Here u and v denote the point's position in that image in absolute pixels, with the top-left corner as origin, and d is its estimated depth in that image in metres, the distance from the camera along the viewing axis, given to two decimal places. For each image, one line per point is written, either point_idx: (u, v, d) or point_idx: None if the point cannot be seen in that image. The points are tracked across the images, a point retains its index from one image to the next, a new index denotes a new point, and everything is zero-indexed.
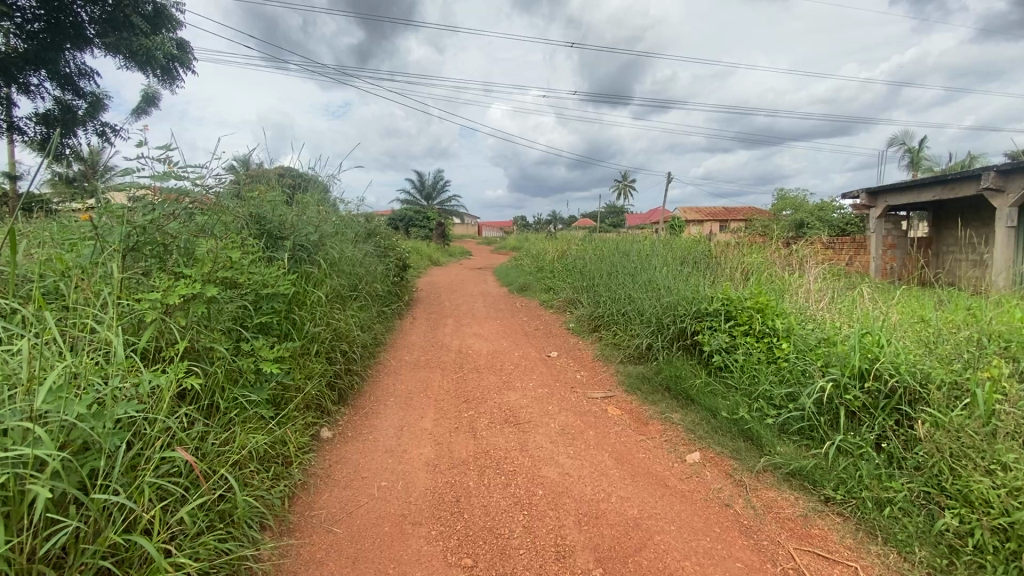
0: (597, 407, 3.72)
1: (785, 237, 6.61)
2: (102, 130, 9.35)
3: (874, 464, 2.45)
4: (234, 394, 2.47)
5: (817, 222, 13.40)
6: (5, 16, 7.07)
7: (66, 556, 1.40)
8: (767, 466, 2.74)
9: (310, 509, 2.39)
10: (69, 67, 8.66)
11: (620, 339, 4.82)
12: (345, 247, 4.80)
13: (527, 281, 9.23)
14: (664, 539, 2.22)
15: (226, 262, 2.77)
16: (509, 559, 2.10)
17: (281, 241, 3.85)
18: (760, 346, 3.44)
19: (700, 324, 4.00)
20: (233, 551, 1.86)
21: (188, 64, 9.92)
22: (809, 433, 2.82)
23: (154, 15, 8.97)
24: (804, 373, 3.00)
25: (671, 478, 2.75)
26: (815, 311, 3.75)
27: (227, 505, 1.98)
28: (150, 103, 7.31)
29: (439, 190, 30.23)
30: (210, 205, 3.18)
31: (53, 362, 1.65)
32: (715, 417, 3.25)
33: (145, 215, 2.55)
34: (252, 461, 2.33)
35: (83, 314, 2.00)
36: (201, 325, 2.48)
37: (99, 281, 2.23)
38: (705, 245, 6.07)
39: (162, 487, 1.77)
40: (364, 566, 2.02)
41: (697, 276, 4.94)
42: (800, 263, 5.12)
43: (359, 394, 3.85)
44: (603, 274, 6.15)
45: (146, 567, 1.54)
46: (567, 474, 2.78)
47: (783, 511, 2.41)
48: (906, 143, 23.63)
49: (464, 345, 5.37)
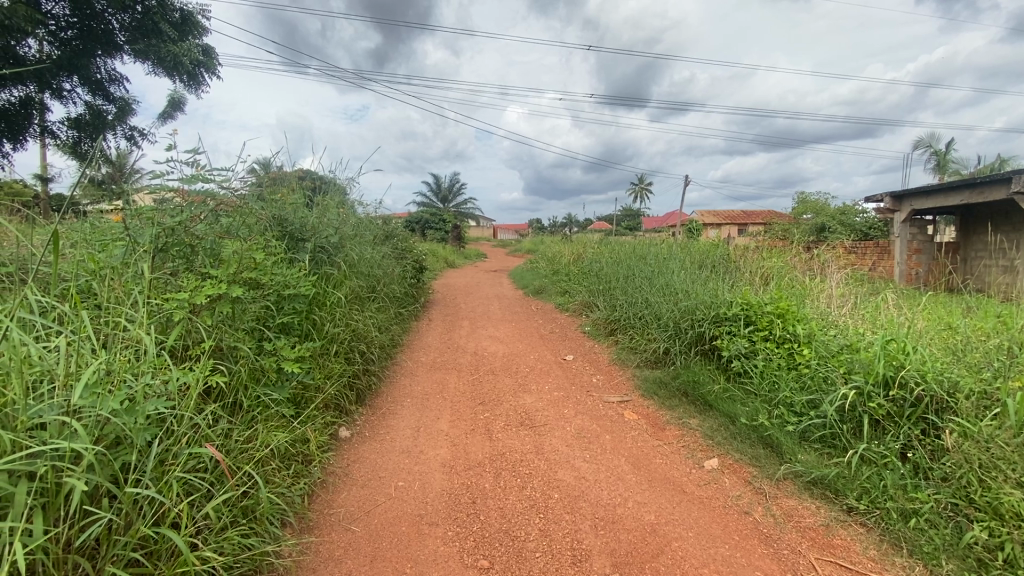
0: (613, 411, 3.71)
1: (807, 242, 6.48)
2: (131, 134, 9.60)
3: (899, 474, 2.39)
4: (257, 393, 2.53)
5: (839, 226, 13.13)
6: (41, 24, 7.34)
7: (98, 546, 1.44)
8: (788, 473, 2.70)
9: (329, 508, 2.42)
10: (101, 73, 8.99)
11: (638, 343, 4.79)
12: (364, 250, 4.87)
13: (543, 284, 9.24)
14: (681, 546, 2.21)
15: (250, 263, 2.84)
16: (525, 562, 2.10)
17: (302, 243, 3.91)
18: (780, 351, 3.40)
19: (719, 328, 3.95)
20: (255, 547, 1.90)
21: (215, 70, 10.24)
22: (831, 441, 2.77)
23: (181, 21, 9.25)
24: (826, 379, 2.95)
25: (688, 484, 2.73)
26: (838, 317, 3.67)
27: (250, 502, 2.02)
28: (174, 107, 7.30)
29: (455, 193, 30.43)
30: (235, 207, 3.28)
31: (86, 359, 1.69)
32: (734, 423, 3.21)
33: (173, 218, 2.65)
34: (274, 458, 2.37)
35: (117, 311, 2.07)
36: (226, 325, 2.55)
37: (129, 280, 2.30)
38: (723, 249, 6.01)
39: (190, 483, 1.82)
40: (383, 565, 2.05)
41: (715, 280, 4.89)
42: (822, 268, 5.03)
43: (376, 394, 3.89)
44: (619, 277, 6.13)
45: (174, 561, 1.58)
46: (583, 477, 2.78)
47: (804, 521, 2.37)
48: (933, 145, 23.00)
49: (480, 347, 5.40)
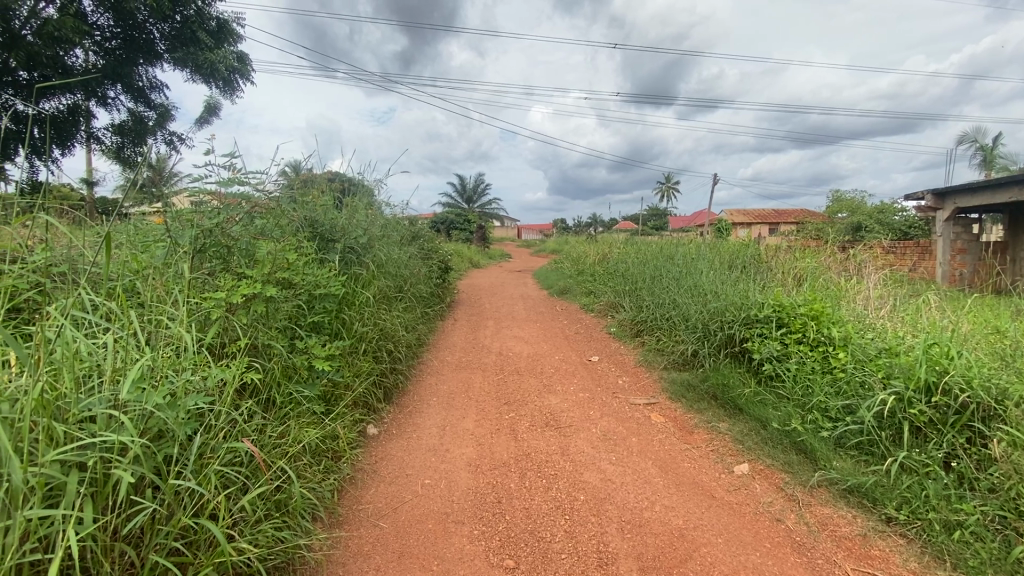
0: (640, 413, 3.67)
1: (842, 241, 6.27)
2: (170, 139, 9.96)
3: (942, 484, 2.30)
4: (290, 389, 2.60)
5: (876, 225, 12.67)
6: (87, 34, 7.69)
7: (143, 535, 1.50)
8: (822, 481, 2.62)
9: (357, 503, 2.47)
10: (143, 81, 9.37)
11: (665, 344, 4.72)
12: (391, 250, 4.95)
13: (568, 284, 9.21)
14: (710, 552, 2.17)
15: (284, 264, 2.91)
16: (551, 563, 2.10)
17: (332, 244, 3.98)
18: (814, 355, 3.30)
19: (749, 330, 3.86)
20: (289, 540, 1.95)
21: (249, 76, 10.56)
22: (868, 448, 2.67)
23: (217, 29, 9.59)
24: (863, 384, 2.86)
25: (718, 490, 2.68)
26: (876, 319, 3.55)
27: (283, 496, 2.07)
28: (211, 113, 7.57)
29: (480, 193, 30.58)
30: (268, 209, 3.39)
31: (132, 355, 1.76)
32: (765, 428, 3.13)
33: (211, 220, 2.75)
34: (306, 454, 2.43)
35: (159, 309, 2.15)
36: (261, 323, 2.63)
37: (170, 279, 2.39)
38: (753, 249, 5.87)
39: (227, 476, 1.88)
40: (410, 562, 2.07)
41: (745, 280, 4.79)
42: (858, 269, 4.87)
43: (403, 393, 3.94)
44: (646, 278, 6.05)
45: (213, 551, 1.64)
46: (609, 480, 2.76)
47: (839, 530, 2.29)
48: (979, 141, 21.92)
49: (505, 347, 5.42)
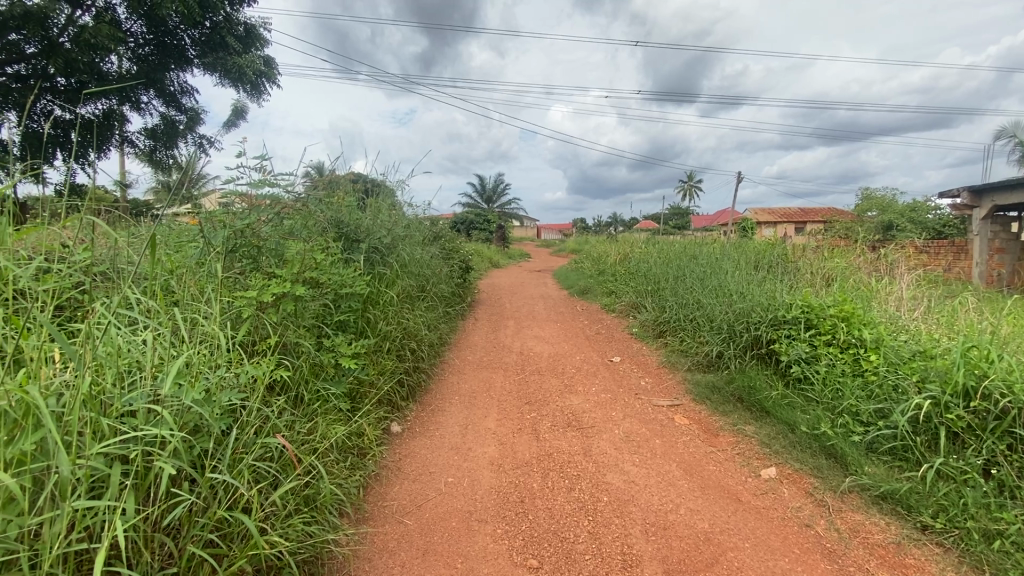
0: (663, 415, 3.63)
1: (872, 241, 6.09)
2: (200, 141, 10.25)
3: (981, 492, 2.22)
4: (317, 386, 2.65)
5: (908, 224, 12.27)
6: (122, 41, 7.96)
7: (180, 526, 1.55)
8: (853, 486, 2.55)
9: (382, 500, 2.50)
10: (174, 86, 9.67)
11: (688, 346, 4.66)
12: (414, 250, 5.00)
13: (588, 284, 9.17)
14: (737, 556, 2.13)
15: (312, 263, 2.97)
16: (575, 563, 2.09)
17: (357, 244, 4.04)
18: (844, 357, 3.22)
19: (777, 332, 3.78)
20: (317, 534, 1.99)
21: (276, 79, 10.79)
22: (902, 454, 2.59)
23: (245, 34, 9.83)
24: (896, 388, 2.78)
25: (744, 493, 2.63)
26: (909, 321, 3.44)
27: (312, 491, 2.12)
28: (238, 116, 7.76)
29: (499, 193, 30.65)
30: (296, 210, 3.46)
31: (170, 351, 1.82)
32: (793, 431, 3.06)
33: (243, 221, 2.82)
34: (333, 450, 2.47)
35: (194, 308, 2.22)
36: (290, 321, 2.69)
37: (203, 278, 2.46)
38: (780, 249, 5.74)
39: (259, 471, 1.92)
40: (434, 559, 2.09)
41: (772, 281, 4.69)
42: (891, 269, 4.73)
43: (425, 391, 3.98)
44: (669, 278, 5.98)
45: (246, 543, 1.68)
46: (632, 482, 2.74)
47: (871, 537, 2.23)
48: (1019, 136, 21.01)
49: (526, 347, 5.42)
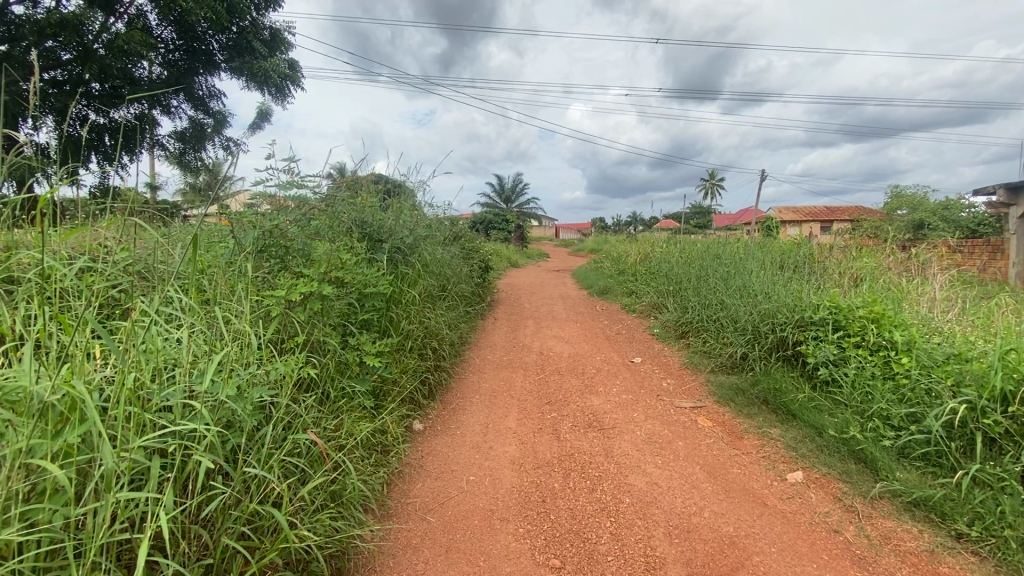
0: (686, 417, 3.59)
1: (903, 240, 5.92)
2: (227, 144, 10.50)
3: (1020, 500, 2.14)
4: (342, 384, 2.70)
5: (940, 222, 11.89)
6: (153, 47, 8.20)
7: (215, 519, 1.59)
8: (884, 492, 2.49)
9: (405, 497, 2.54)
10: (203, 90, 9.94)
11: (712, 347, 4.60)
12: (435, 250, 5.04)
13: (608, 283, 9.11)
14: (763, 561, 2.10)
15: (337, 263, 3.02)
16: (597, 564, 2.09)
17: (380, 244, 4.09)
18: (874, 359, 3.14)
19: (804, 333, 3.70)
20: (344, 529, 2.02)
21: (300, 83, 11.00)
22: (935, 459, 2.52)
23: (271, 39, 10.05)
24: (930, 392, 2.70)
25: (770, 497, 2.59)
26: (943, 323, 3.34)
27: (338, 487, 2.15)
28: (263, 118, 7.92)
29: (518, 193, 30.67)
30: (321, 211, 3.52)
31: (204, 348, 1.87)
32: (821, 435, 3.00)
33: (271, 221, 2.88)
34: (358, 447, 2.51)
35: (226, 306, 2.28)
36: (316, 320, 2.74)
37: (233, 277, 2.53)
38: (806, 248, 5.62)
39: (288, 466, 1.97)
40: (456, 556, 2.11)
41: (798, 281, 4.60)
42: (922, 269, 4.59)
43: (447, 390, 4.01)
44: (691, 278, 5.91)
45: (276, 536, 1.72)
46: (655, 484, 2.72)
47: (903, 544, 2.17)
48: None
49: (546, 346, 5.42)
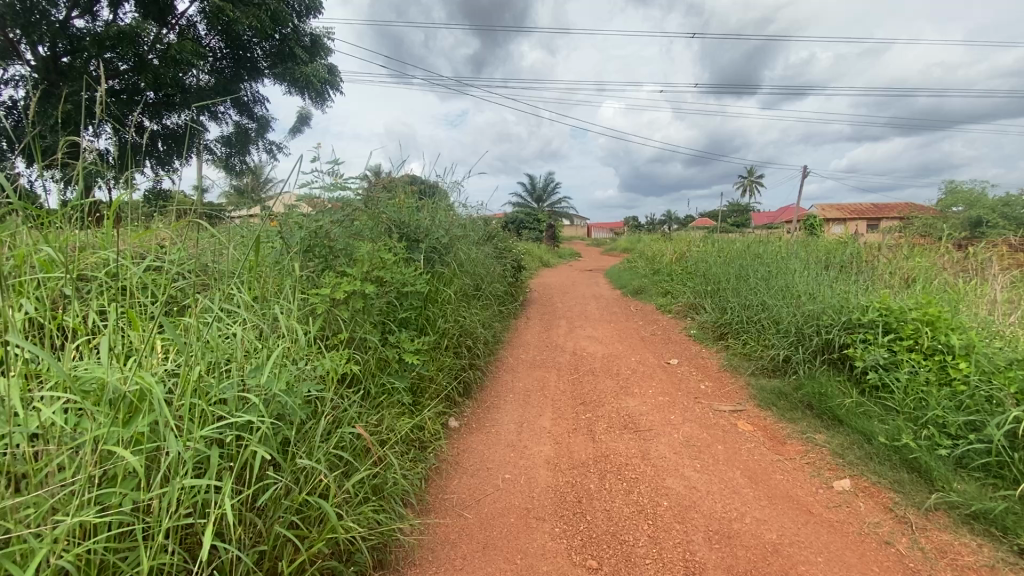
0: (725, 420, 3.51)
1: (958, 238, 5.61)
2: (269, 148, 10.90)
3: None
4: (382, 380, 2.77)
5: (999, 220, 11.21)
6: (203, 56, 8.60)
7: (267, 507, 1.67)
8: (940, 503, 2.37)
9: (443, 493, 2.58)
10: (247, 96, 10.35)
11: (752, 349, 4.48)
12: (469, 250, 5.09)
13: (642, 283, 8.99)
14: (808, 570, 2.04)
15: (378, 263, 3.10)
16: (635, 567, 2.08)
17: (417, 244, 4.17)
18: (928, 364, 2.99)
19: (851, 336, 3.55)
20: (385, 522, 2.07)
21: (339, 87, 11.30)
22: (997, 471, 2.39)
23: (311, 45, 10.38)
24: (991, 399, 2.56)
25: (815, 505, 2.50)
26: (1005, 327, 3.15)
27: (380, 481, 2.21)
28: (303, 122, 8.17)
29: (550, 192, 30.61)
30: (362, 212, 3.60)
31: (257, 344, 1.96)
32: (870, 441, 2.88)
33: (315, 222, 2.98)
34: (398, 442, 2.57)
35: (274, 304, 2.37)
36: (358, 318, 2.82)
37: (280, 276, 2.63)
38: (852, 247, 5.40)
39: (333, 459, 2.03)
40: (493, 553, 2.13)
41: (844, 282, 4.43)
42: (982, 269, 4.34)
43: (481, 388, 4.04)
44: (729, 278, 5.77)
45: (323, 527, 1.79)
46: (693, 488, 2.67)
47: (961, 558, 2.06)
48: None
49: (580, 347, 5.40)
